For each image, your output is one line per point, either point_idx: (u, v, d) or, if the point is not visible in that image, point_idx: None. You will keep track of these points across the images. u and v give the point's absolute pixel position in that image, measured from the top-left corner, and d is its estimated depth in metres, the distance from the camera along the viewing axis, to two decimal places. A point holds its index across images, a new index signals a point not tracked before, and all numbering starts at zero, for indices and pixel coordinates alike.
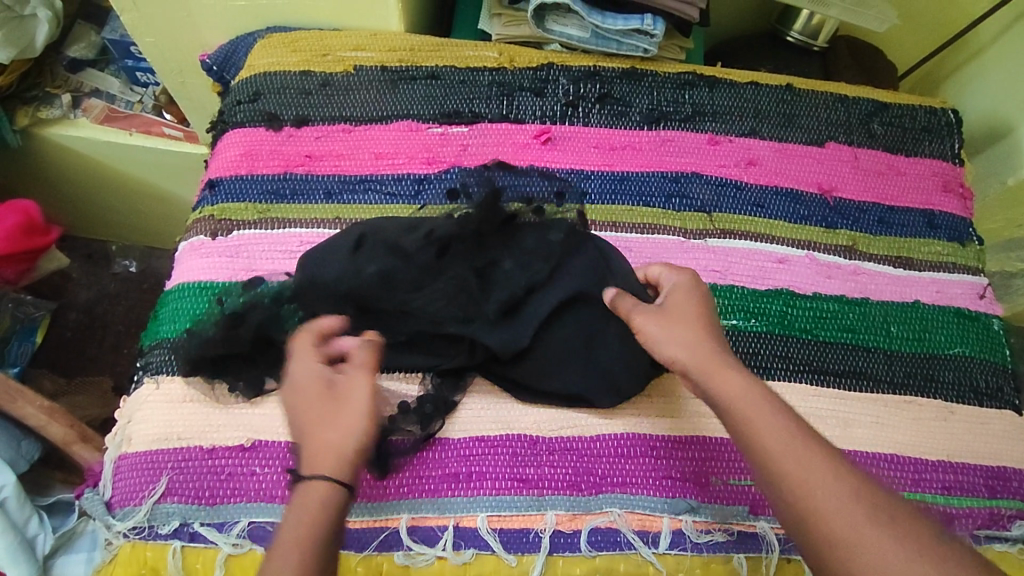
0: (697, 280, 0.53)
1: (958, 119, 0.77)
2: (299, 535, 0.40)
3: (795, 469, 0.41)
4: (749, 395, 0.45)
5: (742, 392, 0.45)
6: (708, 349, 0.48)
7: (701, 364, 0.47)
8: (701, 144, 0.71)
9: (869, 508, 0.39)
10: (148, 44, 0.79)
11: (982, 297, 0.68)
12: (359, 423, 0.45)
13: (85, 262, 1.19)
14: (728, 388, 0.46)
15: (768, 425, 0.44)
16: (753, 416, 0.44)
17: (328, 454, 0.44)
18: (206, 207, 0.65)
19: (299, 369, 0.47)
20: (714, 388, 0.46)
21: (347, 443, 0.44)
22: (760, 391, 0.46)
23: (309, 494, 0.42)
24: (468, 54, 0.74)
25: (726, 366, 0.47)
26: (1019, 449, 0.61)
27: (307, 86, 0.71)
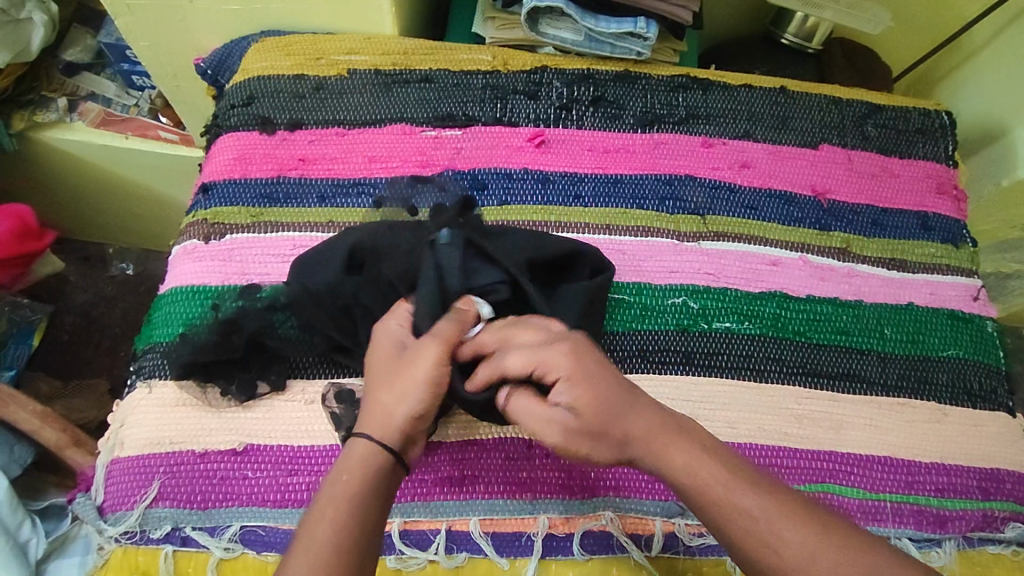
0: (575, 354, 0.46)
1: (952, 121, 0.77)
2: (333, 496, 0.42)
3: (769, 546, 0.40)
4: (701, 472, 0.43)
5: (694, 470, 0.43)
6: (648, 417, 0.45)
7: (643, 439, 0.44)
8: (695, 146, 0.71)
9: (848, 570, 0.39)
10: (143, 48, 0.80)
11: (976, 299, 0.68)
12: (415, 389, 0.46)
13: (82, 265, 1.19)
14: (677, 467, 0.43)
15: (728, 501, 0.42)
16: (715, 492, 0.42)
17: (383, 415, 0.45)
18: (200, 211, 0.65)
19: (381, 329, 0.49)
20: (665, 462, 0.44)
21: (400, 408, 0.45)
22: (711, 459, 0.43)
23: (351, 454, 0.44)
24: (462, 57, 0.74)
25: (672, 435, 0.44)
26: (1013, 451, 0.61)
27: (302, 90, 0.71)
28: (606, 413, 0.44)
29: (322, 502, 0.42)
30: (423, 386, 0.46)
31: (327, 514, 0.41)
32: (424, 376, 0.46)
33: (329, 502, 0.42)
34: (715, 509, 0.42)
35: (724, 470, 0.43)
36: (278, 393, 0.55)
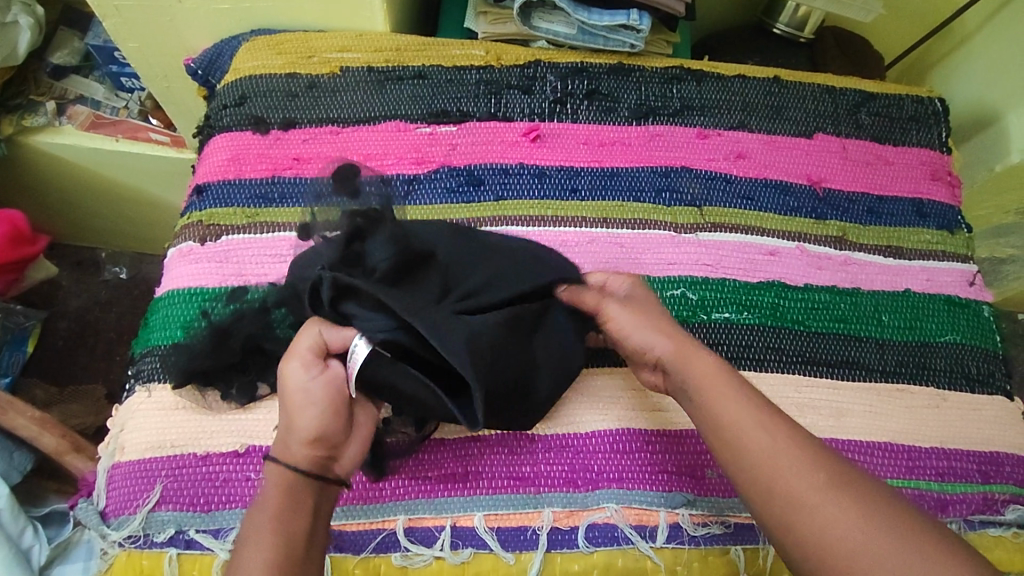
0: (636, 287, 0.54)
1: (945, 107, 0.77)
2: (261, 521, 0.43)
3: (769, 452, 0.43)
4: (718, 374, 0.47)
5: (710, 371, 0.48)
6: (685, 338, 0.50)
7: (676, 351, 0.49)
8: (690, 138, 0.71)
9: (826, 477, 0.42)
10: (132, 49, 0.79)
11: (972, 285, 0.68)
12: (298, 414, 0.46)
13: (74, 270, 1.18)
14: (700, 368, 0.48)
15: (740, 408, 0.45)
16: (732, 401, 0.46)
17: (282, 444, 0.46)
18: (194, 213, 0.64)
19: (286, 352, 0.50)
20: (692, 372, 0.48)
21: (291, 435, 0.46)
22: (733, 377, 0.48)
23: (268, 482, 0.45)
24: (455, 53, 0.73)
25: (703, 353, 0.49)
26: (1011, 434, 0.62)
27: (294, 89, 0.70)
28: (658, 320, 0.51)
29: (253, 530, 0.43)
30: (303, 406, 0.46)
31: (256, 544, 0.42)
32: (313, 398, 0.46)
33: (258, 530, 0.43)
34: (728, 412, 0.46)
35: (741, 387, 0.47)
36: (278, 394, 0.54)
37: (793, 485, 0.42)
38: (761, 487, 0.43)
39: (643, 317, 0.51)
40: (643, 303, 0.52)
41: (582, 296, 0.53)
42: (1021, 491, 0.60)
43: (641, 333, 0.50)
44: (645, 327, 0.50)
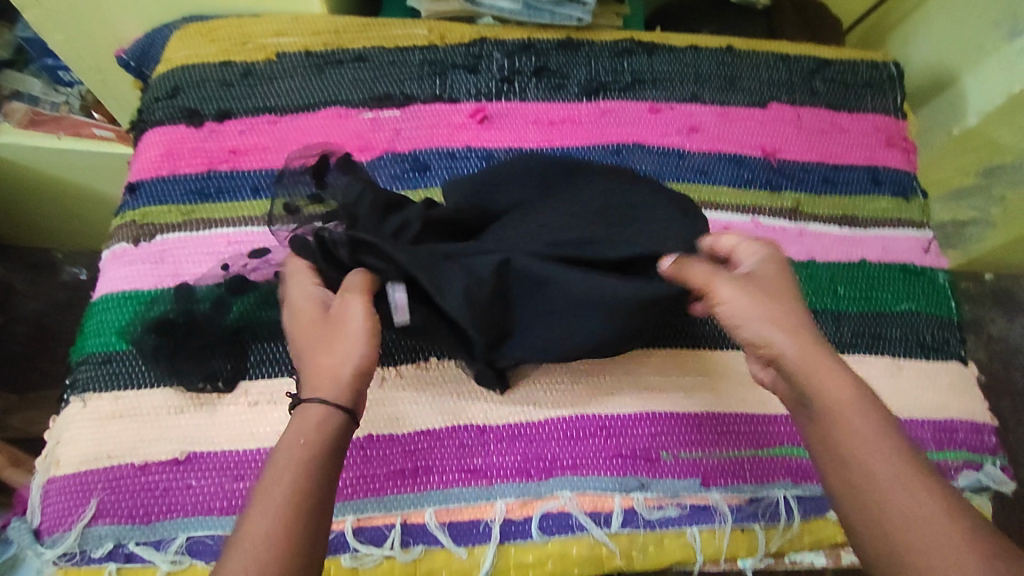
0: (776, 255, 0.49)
1: (901, 71, 0.76)
2: (287, 457, 0.40)
3: (884, 473, 0.40)
4: (847, 395, 0.42)
5: (843, 393, 0.42)
6: (817, 340, 0.45)
7: (807, 355, 0.44)
8: (642, 113, 0.69)
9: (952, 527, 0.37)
10: (59, 41, 0.73)
11: (927, 252, 0.68)
12: (354, 345, 0.44)
13: (29, 272, 1.14)
14: (828, 389, 0.43)
15: (857, 426, 0.41)
16: (849, 417, 0.42)
17: (327, 377, 0.43)
18: (127, 212, 0.61)
19: (299, 293, 0.48)
20: (815, 382, 0.43)
21: (341, 368, 0.43)
22: (863, 389, 0.43)
23: (298, 419, 0.42)
24: (395, 33, 0.70)
25: (832, 359, 0.44)
26: (965, 399, 0.62)
27: (228, 77, 0.67)
28: (786, 313, 0.45)
29: (274, 471, 0.40)
30: (359, 340, 0.44)
31: (277, 483, 0.39)
32: (359, 328, 0.44)
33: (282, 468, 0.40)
34: (836, 430, 0.42)
35: (864, 400, 0.42)
36: (222, 395, 0.55)
37: (900, 514, 0.38)
38: (868, 509, 0.40)
39: (766, 304, 0.45)
40: (779, 290, 0.46)
41: (691, 270, 0.47)
42: (974, 456, 0.60)
43: (755, 320, 0.45)
44: (782, 317, 0.45)
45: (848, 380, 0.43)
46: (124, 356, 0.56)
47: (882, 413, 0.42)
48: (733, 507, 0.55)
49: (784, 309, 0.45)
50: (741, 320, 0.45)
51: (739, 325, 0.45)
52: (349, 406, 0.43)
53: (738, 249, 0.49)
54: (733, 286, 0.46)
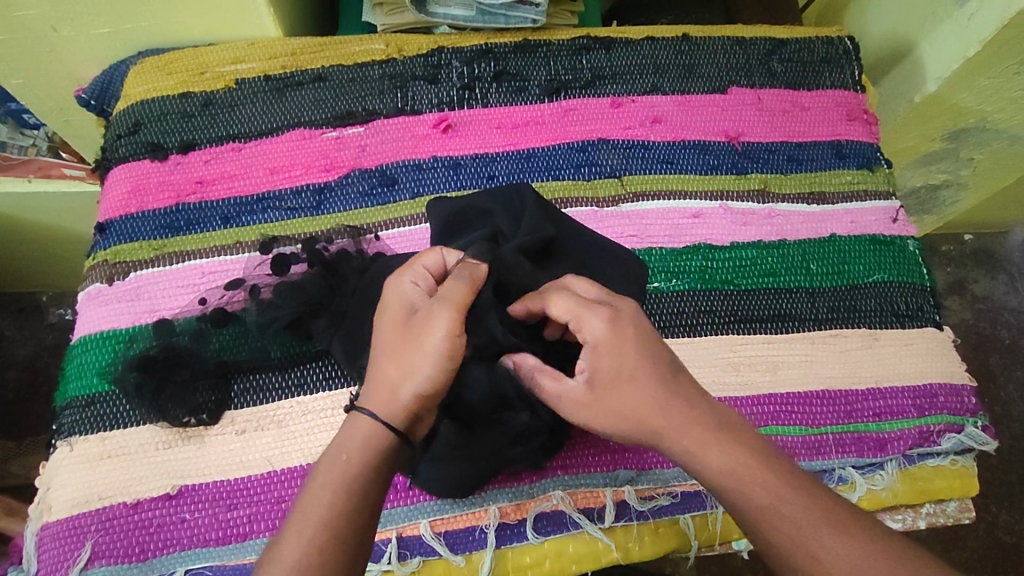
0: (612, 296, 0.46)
1: (856, 45, 0.77)
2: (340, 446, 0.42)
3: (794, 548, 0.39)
4: (731, 466, 0.41)
5: (726, 465, 0.41)
6: (693, 414, 0.42)
7: (690, 439, 0.41)
8: (604, 109, 0.70)
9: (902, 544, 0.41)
10: (18, 85, 0.72)
11: (896, 221, 0.69)
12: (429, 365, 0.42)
13: (17, 317, 1.13)
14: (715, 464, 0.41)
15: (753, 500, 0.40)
16: (748, 496, 0.40)
17: (387, 391, 0.43)
18: (99, 252, 0.61)
19: (398, 286, 0.46)
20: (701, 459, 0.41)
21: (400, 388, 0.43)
22: (748, 452, 0.41)
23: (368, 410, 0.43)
24: (354, 50, 0.70)
25: (710, 431, 0.42)
26: (943, 363, 0.63)
27: (190, 108, 0.66)
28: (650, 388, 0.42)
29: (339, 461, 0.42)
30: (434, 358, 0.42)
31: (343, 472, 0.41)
32: (440, 345, 0.42)
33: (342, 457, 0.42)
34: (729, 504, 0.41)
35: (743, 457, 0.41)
36: (209, 427, 0.55)
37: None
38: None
39: (614, 423, 0.43)
40: (612, 404, 0.43)
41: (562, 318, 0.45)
42: (956, 418, 0.61)
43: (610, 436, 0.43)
44: (636, 420, 0.42)
45: (717, 451, 0.41)
46: (108, 397, 0.56)
47: (774, 470, 0.41)
48: None
49: (634, 413, 0.42)
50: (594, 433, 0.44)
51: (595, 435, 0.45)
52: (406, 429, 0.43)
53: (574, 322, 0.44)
54: (570, 410, 0.44)
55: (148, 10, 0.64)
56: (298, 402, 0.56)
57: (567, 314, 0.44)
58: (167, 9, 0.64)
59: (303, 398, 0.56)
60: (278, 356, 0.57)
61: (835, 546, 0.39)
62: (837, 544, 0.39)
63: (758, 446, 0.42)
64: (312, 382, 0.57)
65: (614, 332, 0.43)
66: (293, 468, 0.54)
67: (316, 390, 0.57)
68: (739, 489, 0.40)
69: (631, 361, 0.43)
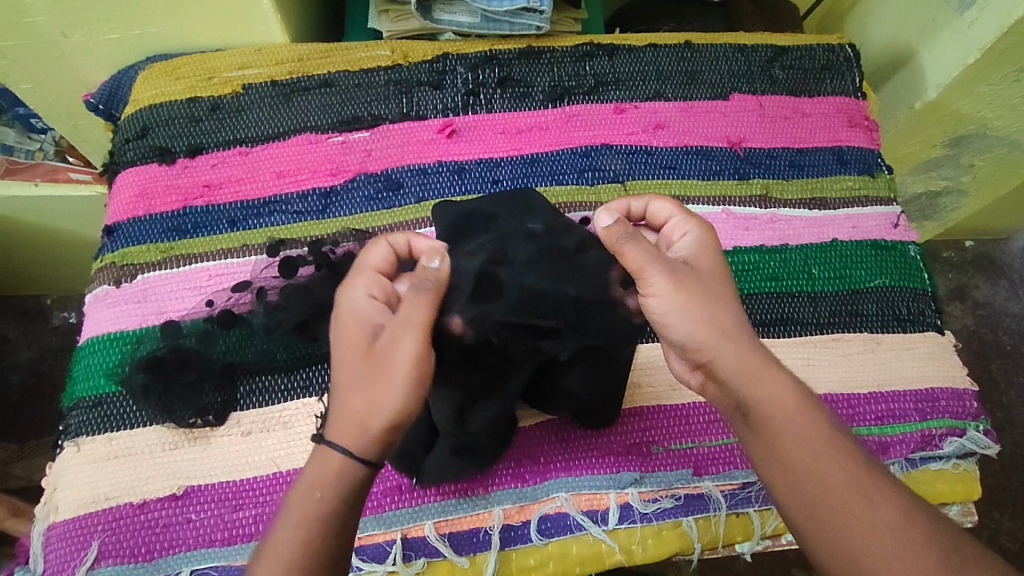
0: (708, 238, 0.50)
1: (857, 52, 0.77)
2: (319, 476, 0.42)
3: (834, 484, 0.42)
4: (786, 397, 0.44)
5: (779, 395, 0.44)
6: (755, 346, 0.46)
7: (750, 366, 0.44)
8: (607, 114, 0.70)
9: None
10: (26, 90, 0.73)
11: (897, 226, 0.69)
12: (394, 396, 0.42)
13: (21, 321, 1.14)
14: (769, 392, 0.44)
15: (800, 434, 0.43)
16: (796, 428, 0.43)
17: (355, 423, 0.42)
18: (106, 254, 0.62)
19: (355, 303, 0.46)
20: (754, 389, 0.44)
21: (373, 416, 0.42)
22: (805, 398, 0.44)
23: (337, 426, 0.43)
24: (359, 56, 0.71)
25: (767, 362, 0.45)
26: (945, 367, 0.63)
27: (197, 113, 0.67)
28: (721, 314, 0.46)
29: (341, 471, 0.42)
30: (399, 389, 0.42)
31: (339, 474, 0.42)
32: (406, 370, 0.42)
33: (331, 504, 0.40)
34: (776, 437, 0.43)
35: (801, 398, 0.44)
36: (216, 428, 0.56)
37: (855, 520, 0.41)
38: (821, 521, 0.41)
39: (698, 307, 0.45)
40: (702, 288, 0.46)
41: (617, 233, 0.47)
42: (958, 422, 0.61)
43: (687, 320, 0.45)
44: (715, 320, 0.45)
45: (778, 383, 0.44)
46: (115, 398, 0.56)
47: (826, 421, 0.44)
48: (727, 493, 0.56)
49: (717, 312, 0.46)
50: (669, 315, 0.46)
51: (664, 320, 0.46)
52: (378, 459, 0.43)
53: (671, 223, 0.52)
54: (665, 275, 0.46)
55: (156, 15, 0.65)
56: (304, 403, 0.57)
57: (669, 214, 0.52)
58: (176, 15, 0.65)
59: (309, 399, 0.57)
60: (283, 358, 0.57)
61: (877, 500, 0.41)
62: (881, 495, 0.41)
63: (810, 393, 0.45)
64: (317, 384, 0.57)
65: (713, 237, 0.50)
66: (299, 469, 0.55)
67: (321, 392, 0.57)
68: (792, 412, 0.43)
69: (718, 266, 0.49)
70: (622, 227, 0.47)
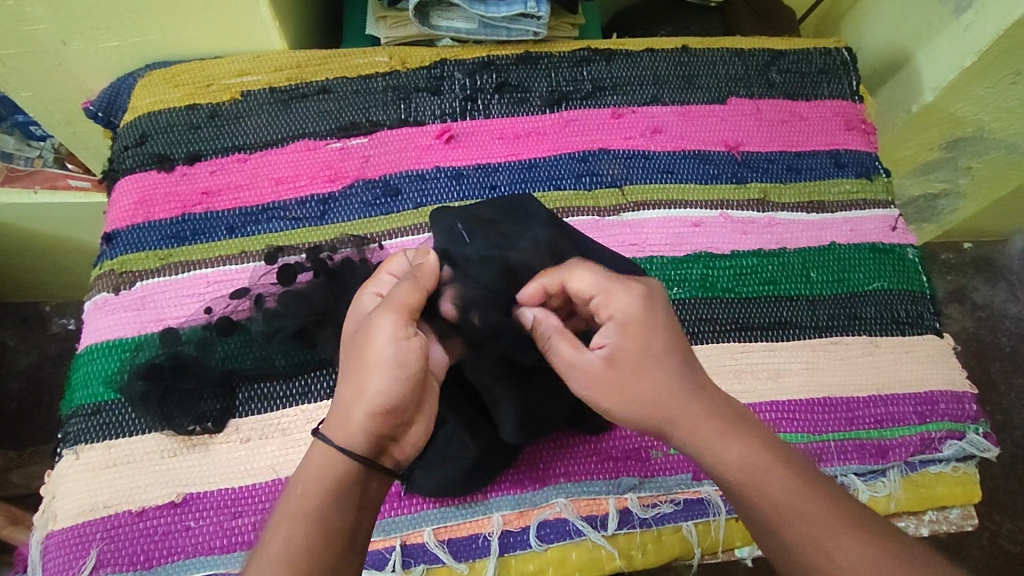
0: (640, 300, 0.46)
1: (853, 55, 0.77)
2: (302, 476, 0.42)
3: (799, 534, 0.41)
4: (745, 457, 0.42)
5: (738, 456, 0.42)
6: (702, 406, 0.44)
7: (698, 433, 0.43)
8: (605, 119, 0.70)
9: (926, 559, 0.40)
10: (26, 98, 0.73)
11: (895, 229, 0.69)
12: (381, 378, 0.42)
13: (19, 328, 1.14)
14: (731, 457, 0.42)
15: (762, 490, 0.42)
16: (758, 489, 0.42)
17: (342, 418, 0.43)
18: (105, 262, 0.62)
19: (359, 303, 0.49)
20: (713, 457, 0.43)
21: (353, 408, 0.43)
22: (755, 442, 0.43)
23: (330, 423, 0.43)
24: (357, 62, 0.71)
25: (718, 424, 0.43)
26: (944, 370, 0.64)
27: (196, 120, 0.67)
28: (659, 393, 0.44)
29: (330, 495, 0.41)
30: (388, 372, 0.42)
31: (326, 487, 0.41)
32: (388, 355, 0.42)
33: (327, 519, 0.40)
34: (741, 500, 0.42)
35: (759, 451, 0.43)
36: (215, 436, 0.56)
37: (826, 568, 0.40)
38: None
39: (624, 395, 0.44)
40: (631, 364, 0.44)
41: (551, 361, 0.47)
42: (957, 425, 0.61)
43: (623, 414, 0.44)
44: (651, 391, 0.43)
45: (739, 443, 0.43)
46: (114, 405, 0.56)
47: (784, 465, 0.42)
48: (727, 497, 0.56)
49: (649, 391, 0.44)
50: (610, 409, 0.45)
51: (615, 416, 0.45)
52: (363, 451, 0.42)
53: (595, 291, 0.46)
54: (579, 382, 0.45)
55: (155, 23, 0.65)
56: (302, 410, 0.57)
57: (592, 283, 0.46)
58: (175, 22, 0.65)
59: (308, 405, 0.57)
60: (283, 363, 0.57)
61: (843, 541, 0.40)
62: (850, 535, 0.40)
63: (769, 444, 0.43)
64: (315, 390, 0.57)
65: (635, 310, 0.45)
66: None
67: (321, 398, 0.57)
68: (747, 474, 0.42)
69: (641, 338, 0.44)
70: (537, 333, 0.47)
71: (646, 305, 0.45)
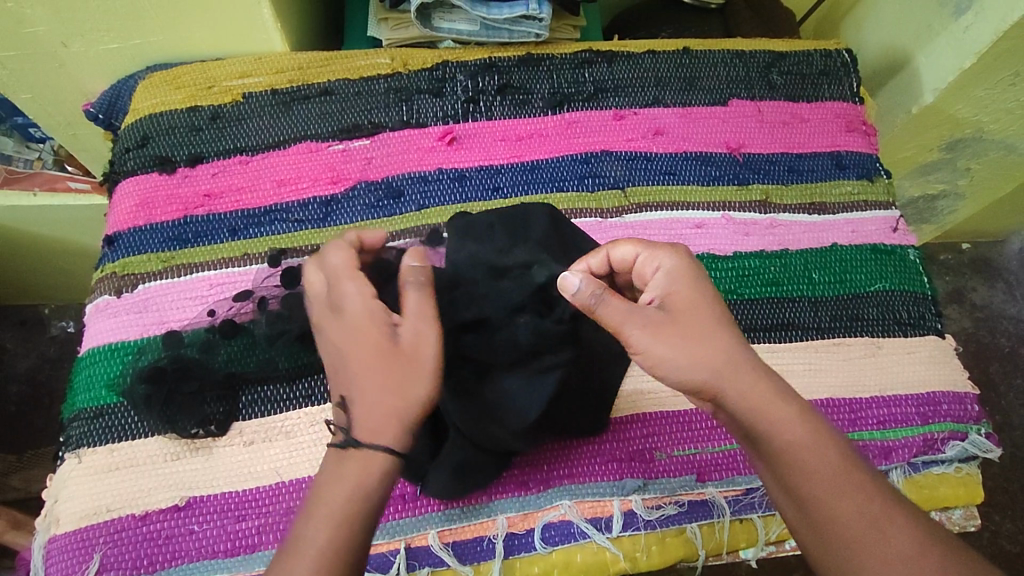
0: (692, 269, 0.48)
1: (853, 57, 0.78)
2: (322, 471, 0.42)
3: (847, 504, 0.42)
4: (802, 424, 0.44)
5: (796, 421, 0.44)
6: (763, 373, 0.45)
7: (758, 394, 0.44)
8: (607, 121, 0.70)
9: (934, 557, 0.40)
10: (25, 100, 0.73)
11: (896, 230, 0.69)
12: (427, 381, 0.42)
13: (18, 330, 1.14)
14: (790, 421, 0.44)
15: (817, 457, 0.43)
16: (811, 456, 0.43)
17: (386, 421, 0.41)
18: (107, 264, 0.62)
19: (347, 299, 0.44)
20: (769, 419, 0.44)
21: (400, 410, 0.41)
22: (811, 416, 0.45)
23: (369, 427, 0.41)
24: (359, 64, 0.71)
25: (776, 392, 0.45)
26: (946, 371, 0.64)
27: (197, 122, 0.67)
28: (721, 354, 0.45)
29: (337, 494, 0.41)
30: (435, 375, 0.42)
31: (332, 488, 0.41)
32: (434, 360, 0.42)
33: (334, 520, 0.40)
34: (794, 462, 0.43)
35: (817, 426, 0.44)
36: (218, 439, 0.56)
37: (873, 537, 0.41)
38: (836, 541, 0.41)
39: (682, 350, 0.44)
40: (689, 326, 0.45)
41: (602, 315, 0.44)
42: (959, 426, 0.61)
43: (677, 369, 0.44)
44: (716, 347, 0.45)
45: (802, 412, 0.44)
46: (116, 409, 0.56)
47: (834, 437, 0.44)
48: (731, 499, 0.56)
49: (705, 350, 0.45)
50: (658, 366, 0.44)
51: (664, 372, 0.45)
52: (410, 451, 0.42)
53: (640, 260, 0.48)
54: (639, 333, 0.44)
55: (156, 25, 0.65)
56: (305, 413, 0.57)
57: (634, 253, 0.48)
58: (176, 24, 0.65)
59: (311, 408, 0.57)
60: (286, 366, 0.57)
61: (892, 521, 0.41)
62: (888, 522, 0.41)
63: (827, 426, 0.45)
64: (318, 393, 0.57)
65: (686, 274, 0.47)
66: (300, 479, 0.55)
67: (324, 401, 0.57)
68: (807, 439, 0.43)
69: (698, 301, 0.46)
70: (594, 286, 0.43)
71: (698, 273, 0.48)
